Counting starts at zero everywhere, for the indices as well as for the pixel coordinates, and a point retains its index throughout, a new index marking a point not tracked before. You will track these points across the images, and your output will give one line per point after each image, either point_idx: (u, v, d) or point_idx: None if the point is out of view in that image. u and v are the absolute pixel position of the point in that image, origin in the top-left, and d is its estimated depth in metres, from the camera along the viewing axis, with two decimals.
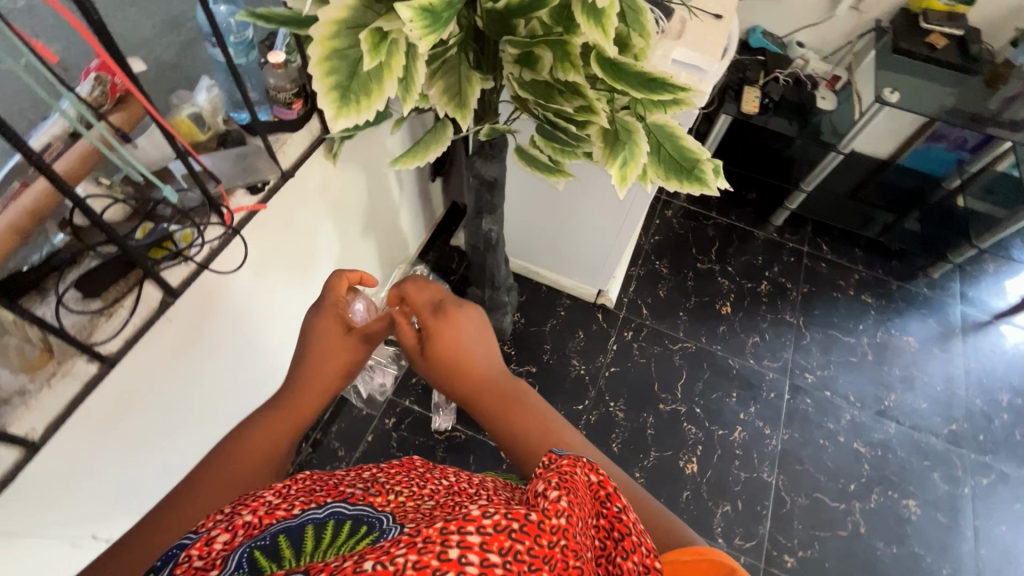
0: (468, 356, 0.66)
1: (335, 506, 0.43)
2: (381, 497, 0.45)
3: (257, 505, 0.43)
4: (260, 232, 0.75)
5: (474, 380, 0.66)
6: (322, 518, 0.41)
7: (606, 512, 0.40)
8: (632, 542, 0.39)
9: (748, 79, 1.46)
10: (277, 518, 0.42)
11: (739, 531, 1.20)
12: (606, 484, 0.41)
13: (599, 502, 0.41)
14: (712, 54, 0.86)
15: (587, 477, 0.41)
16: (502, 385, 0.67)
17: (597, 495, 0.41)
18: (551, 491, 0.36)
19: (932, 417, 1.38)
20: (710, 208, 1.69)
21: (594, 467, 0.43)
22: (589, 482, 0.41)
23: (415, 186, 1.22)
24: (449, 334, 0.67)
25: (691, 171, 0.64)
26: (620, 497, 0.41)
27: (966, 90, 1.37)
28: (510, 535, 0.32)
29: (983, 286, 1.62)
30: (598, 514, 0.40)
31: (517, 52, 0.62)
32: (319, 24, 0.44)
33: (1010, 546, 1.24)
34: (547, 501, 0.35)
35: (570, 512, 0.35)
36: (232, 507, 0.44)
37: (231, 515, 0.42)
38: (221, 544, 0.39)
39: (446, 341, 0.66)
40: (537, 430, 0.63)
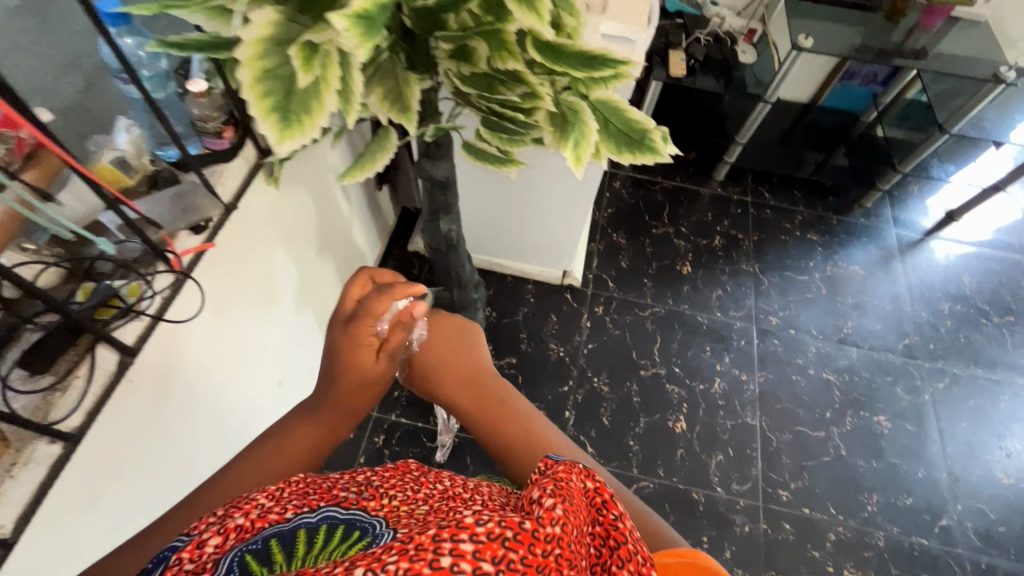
0: (456, 362, 0.71)
1: (327, 510, 0.42)
2: (375, 501, 0.45)
3: (249, 508, 0.41)
4: (213, 271, 0.71)
5: (458, 385, 0.69)
6: (315, 523, 0.41)
7: (603, 519, 0.40)
8: (627, 551, 0.38)
9: (672, 43, 1.49)
10: (269, 522, 0.40)
11: (735, 476, 1.25)
12: (603, 491, 0.42)
13: (596, 509, 0.41)
14: (638, 24, 0.87)
15: (583, 484, 0.41)
16: (485, 388, 0.68)
17: (594, 501, 0.41)
18: (547, 500, 0.36)
19: (886, 335, 1.48)
20: (655, 174, 1.73)
21: (590, 474, 0.43)
22: (586, 488, 0.41)
23: (361, 198, 1.19)
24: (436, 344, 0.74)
25: (642, 141, 0.65)
26: (617, 504, 0.41)
27: (870, 27, 1.45)
28: (503, 543, 0.31)
29: (910, 207, 1.74)
30: (595, 522, 0.40)
31: (450, 47, 0.61)
32: (244, 44, 0.42)
33: (972, 440, 1.34)
34: (543, 509, 0.35)
35: (565, 520, 0.34)
36: (225, 509, 0.42)
37: (224, 518, 0.40)
38: (213, 547, 0.38)
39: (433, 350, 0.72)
40: (515, 427, 0.63)
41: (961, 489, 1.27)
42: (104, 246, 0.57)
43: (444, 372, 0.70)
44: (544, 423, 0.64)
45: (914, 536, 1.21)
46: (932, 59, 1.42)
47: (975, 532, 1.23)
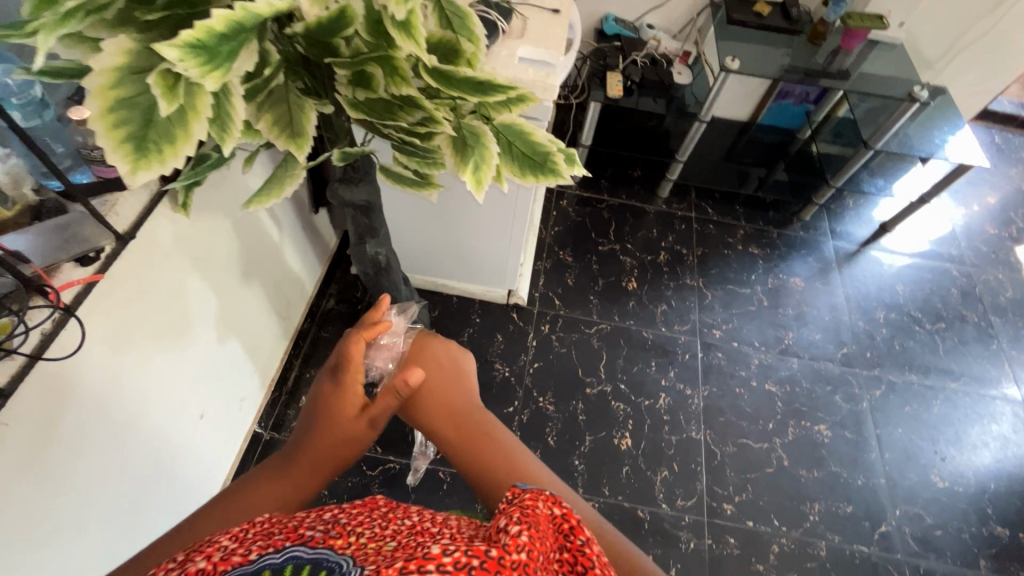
0: (445, 388, 0.68)
1: (294, 549, 0.39)
2: (342, 540, 0.41)
3: (211, 551, 0.38)
4: (107, 306, 0.68)
5: (444, 412, 0.66)
6: (280, 563, 0.36)
7: (570, 545, 0.39)
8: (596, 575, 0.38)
9: (609, 65, 1.53)
10: (233, 565, 0.37)
11: (680, 491, 1.25)
12: (570, 517, 0.42)
13: (562, 536, 0.40)
14: (555, 49, 0.88)
15: (549, 511, 0.42)
16: (471, 415, 0.66)
17: (561, 528, 0.41)
18: (514, 528, 0.37)
19: (825, 345, 1.51)
20: (601, 192, 1.75)
21: (556, 501, 0.44)
22: (551, 516, 0.42)
23: (294, 221, 1.17)
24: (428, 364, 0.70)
25: (544, 164, 0.65)
26: (583, 530, 0.41)
27: (796, 49, 1.51)
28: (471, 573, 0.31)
29: (847, 220, 1.80)
30: (562, 548, 0.39)
31: (347, 73, 0.60)
32: (95, 73, 0.40)
33: (908, 445, 1.38)
34: (509, 536, 0.36)
35: (531, 546, 0.35)
36: (185, 555, 0.39)
37: (185, 562, 0.37)
38: None
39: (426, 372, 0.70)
40: (496, 458, 0.60)
41: (899, 495, 1.30)
42: None
43: (433, 392, 0.69)
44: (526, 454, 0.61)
45: (855, 544, 1.23)
46: (855, 80, 1.50)
47: (913, 538, 1.25)
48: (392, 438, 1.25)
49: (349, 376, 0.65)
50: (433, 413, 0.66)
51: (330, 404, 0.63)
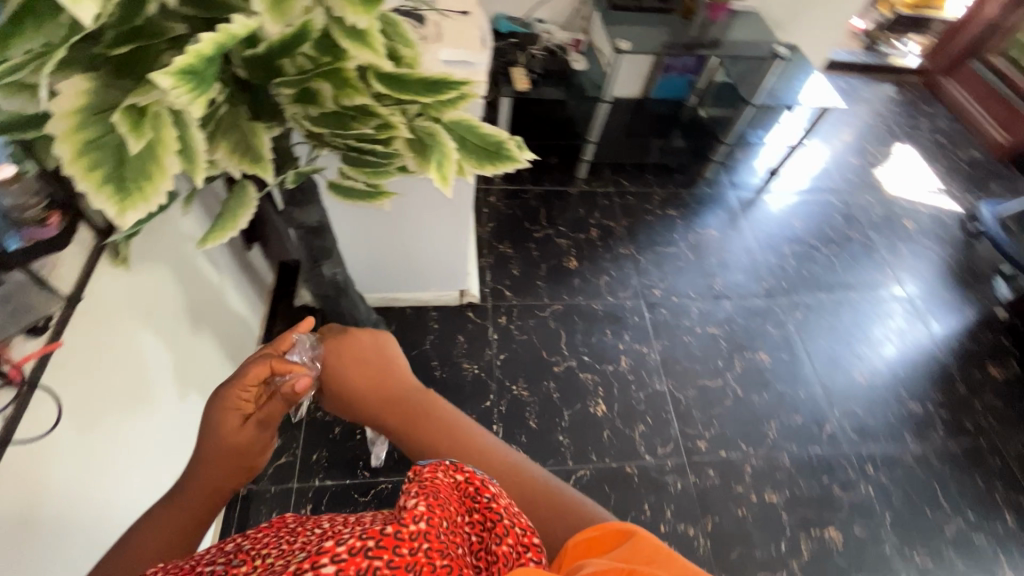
0: (373, 371, 0.68)
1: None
2: (246, 566, 0.35)
3: None
4: (67, 377, 0.62)
5: (374, 396, 0.66)
6: None
7: (478, 505, 0.41)
8: (503, 526, 0.40)
9: (511, 61, 1.60)
10: None
11: (658, 440, 1.35)
12: (473, 479, 0.43)
13: (469, 499, 0.42)
14: (474, 47, 0.92)
15: (452, 478, 0.42)
16: (406, 397, 0.65)
17: (466, 492, 0.42)
18: (409, 500, 0.37)
19: (748, 283, 1.69)
20: (525, 182, 1.82)
21: (458, 468, 0.44)
22: (454, 482, 0.42)
23: (229, 261, 1.11)
24: (350, 353, 0.70)
25: (498, 151, 0.69)
26: (489, 488, 0.42)
27: (672, 25, 1.67)
28: (366, 553, 0.30)
29: (742, 171, 2.01)
30: (470, 510, 0.41)
31: (293, 91, 0.60)
32: (56, 118, 0.39)
33: (831, 353, 1.58)
34: (409, 509, 0.36)
35: (432, 514, 0.35)
36: None
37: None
38: None
39: (349, 364, 0.69)
40: (442, 432, 0.60)
41: (834, 397, 1.49)
42: None
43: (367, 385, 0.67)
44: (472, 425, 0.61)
45: (810, 448, 1.39)
46: (726, 46, 1.68)
47: (852, 430, 1.44)
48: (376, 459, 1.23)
49: (231, 395, 0.58)
50: (363, 397, 0.67)
51: (211, 428, 0.57)
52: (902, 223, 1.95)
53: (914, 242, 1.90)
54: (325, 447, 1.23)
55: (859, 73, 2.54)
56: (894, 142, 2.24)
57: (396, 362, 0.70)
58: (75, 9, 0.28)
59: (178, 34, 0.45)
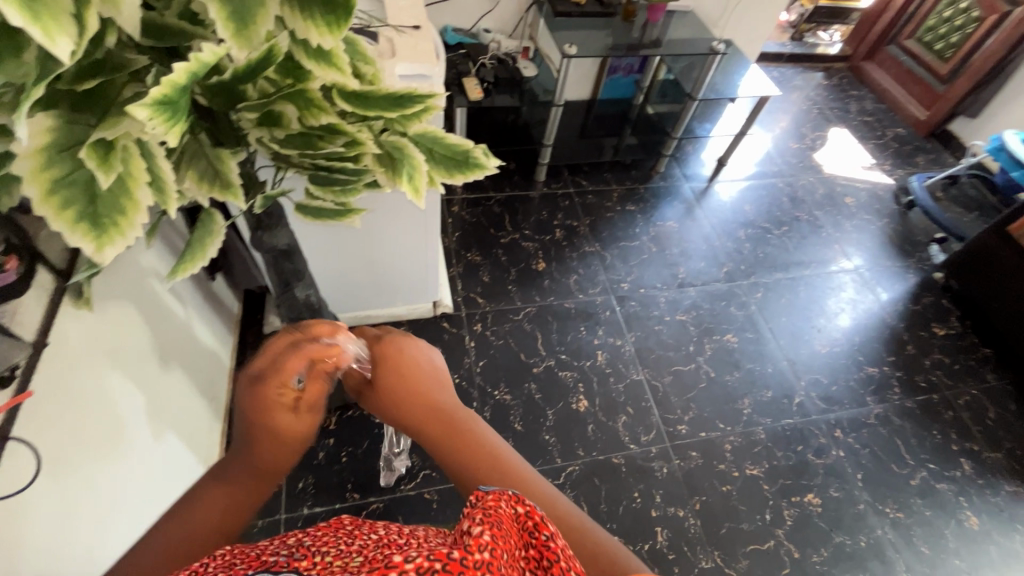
0: (424, 381, 0.61)
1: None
2: (307, 561, 0.37)
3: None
4: (39, 427, 0.60)
5: (423, 408, 0.59)
6: None
7: (535, 542, 0.40)
8: (559, 567, 0.39)
9: (463, 72, 1.62)
10: None
11: (641, 429, 1.38)
12: (534, 514, 0.43)
13: (527, 534, 0.41)
14: (429, 60, 0.94)
15: (513, 510, 0.42)
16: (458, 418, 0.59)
17: (525, 526, 0.41)
18: (474, 527, 0.38)
19: (710, 269, 1.76)
20: (487, 190, 1.84)
21: (519, 500, 0.44)
22: (515, 514, 0.42)
23: (194, 293, 1.08)
24: (397, 353, 0.62)
25: (466, 161, 0.70)
26: (548, 525, 0.42)
27: (614, 28, 1.74)
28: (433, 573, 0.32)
29: (693, 163, 2.09)
30: (527, 545, 0.40)
31: (256, 115, 0.59)
32: (22, 158, 0.38)
33: (793, 328, 1.66)
34: (471, 538, 0.36)
35: (494, 545, 0.36)
36: None
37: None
38: None
39: (395, 365, 0.61)
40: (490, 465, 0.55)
41: (800, 369, 1.57)
42: None
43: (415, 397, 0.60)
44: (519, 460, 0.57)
45: (782, 420, 1.46)
46: (667, 45, 1.75)
47: (819, 398, 1.52)
48: (365, 479, 1.21)
49: (276, 382, 0.52)
50: (409, 409, 0.59)
51: (258, 412, 0.51)
52: (843, 200, 2.07)
53: (856, 217, 2.02)
54: (312, 473, 1.21)
55: (790, 63, 2.69)
56: (828, 125, 2.38)
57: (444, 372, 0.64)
58: (53, 49, 0.28)
59: (143, 65, 0.44)
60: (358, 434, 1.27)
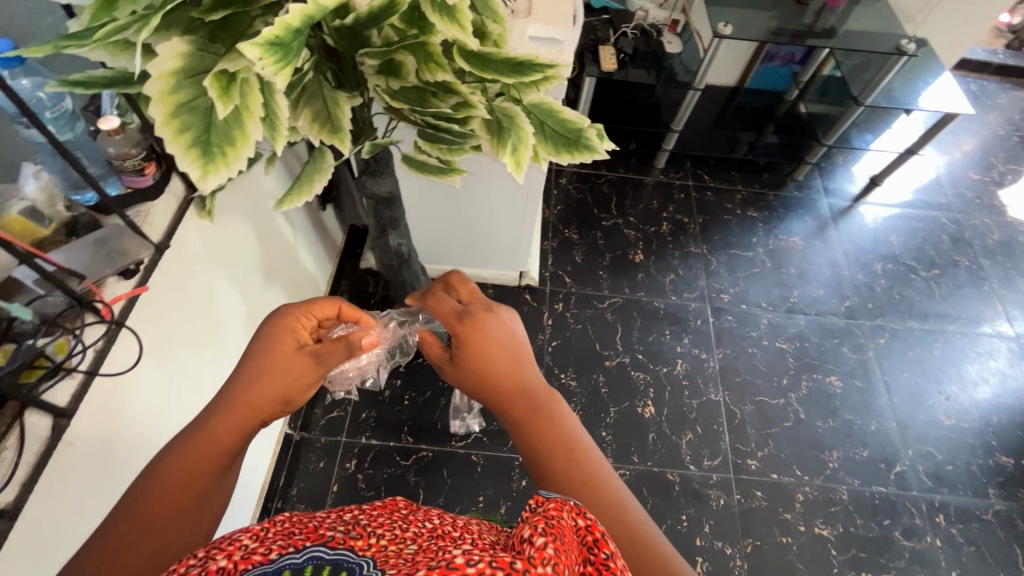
0: (498, 359, 0.60)
1: (314, 549, 0.39)
2: (362, 541, 0.42)
3: (232, 550, 0.39)
4: (150, 317, 0.67)
5: (494, 389, 0.60)
6: (300, 564, 0.38)
7: (595, 559, 0.39)
8: None
9: (601, 39, 1.52)
10: (253, 564, 0.38)
11: (705, 452, 1.29)
12: (593, 529, 0.41)
13: (586, 549, 0.40)
14: (564, 25, 0.88)
15: (574, 521, 0.40)
16: (528, 398, 0.58)
17: (585, 540, 0.40)
18: (537, 538, 0.36)
19: (829, 300, 1.56)
20: (599, 167, 1.76)
21: (581, 511, 0.42)
22: (576, 526, 0.40)
23: (305, 221, 1.15)
24: (472, 329, 0.62)
25: (578, 141, 0.65)
26: (609, 543, 0.40)
27: (783, 10, 1.53)
28: None
29: (839, 177, 1.84)
30: (586, 561, 0.39)
31: (377, 63, 0.59)
32: (153, 79, 0.40)
33: (914, 388, 1.44)
34: (533, 548, 0.35)
35: (557, 560, 0.34)
36: (206, 550, 0.40)
37: (205, 560, 0.38)
38: None
39: (475, 342, 0.61)
40: (558, 448, 0.54)
41: (911, 436, 1.36)
42: (15, 310, 0.50)
43: (486, 376, 0.60)
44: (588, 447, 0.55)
45: (874, 486, 1.29)
46: (842, 37, 1.52)
47: (926, 474, 1.31)
48: (421, 426, 1.26)
49: (294, 319, 0.61)
50: (482, 385, 0.60)
51: (264, 345, 0.58)
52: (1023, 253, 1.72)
53: None
54: (375, 408, 1.28)
55: (996, 76, 2.23)
56: None
57: (521, 344, 0.62)
58: None
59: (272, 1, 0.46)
60: (423, 382, 1.32)
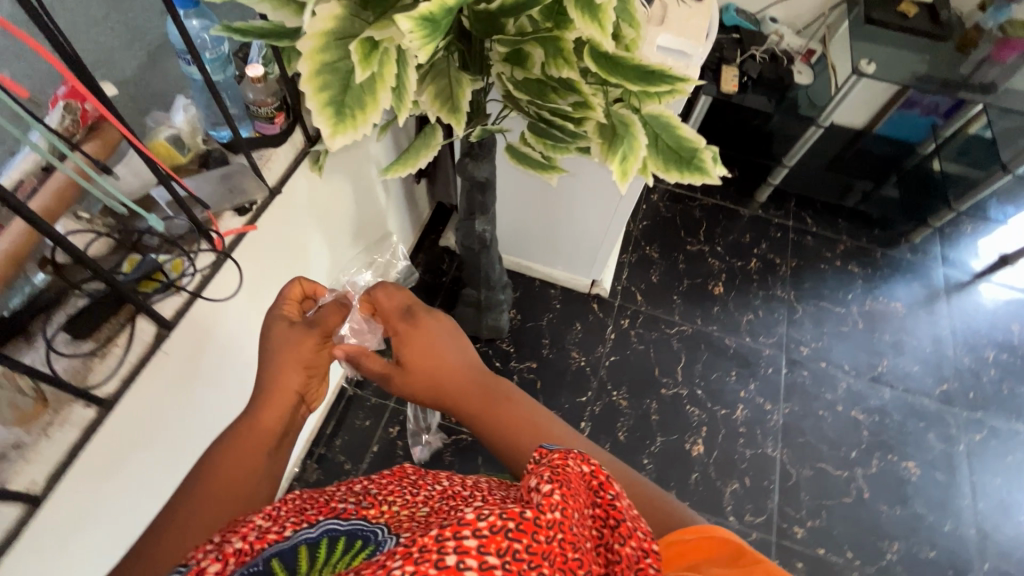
0: (440, 362, 0.65)
1: (328, 524, 0.41)
2: (375, 509, 0.45)
3: (246, 531, 0.39)
4: (251, 251, 0.72)
5: (454, 388, 0.65)
6: (317, 537, 0.40)
7: (601, 500, 0.40)
8: (627, 528, 0.39)
9: (726, 58, 1.45)
10: (269, 542, 0.38)
11: (749, 507, 1.22)
12: (599, 473, 0.41)
13: (593, 492, 0.40)
14: (696, 39, 0.85)
15: (580, 468, 0.41)
16: (485, 385, 0.65)
17: (590, 484, 0.40)
18: (544, 485, 0.36)
19: (923, 379, 1.41)
20: (695, 189, 1.69)
21: (586, 457, 0.42)
22: (582, 472, 0.40)
23: (399, 190, 1.19)
24: (421, 333, 0.67)
25: (690, 161, 0.63)
26: (614, 484, 0.41)
27: (938, 55, 1.39)
28: (507, 535, 0.32)
29: (961, 246, 1.66)
30: (594, 504, 0.40)
31: (506, 50, 0.60)
32: (306, 37, 0.42)
33: (1005, 497, 1.28)
34: (541, 494, 0.35)
35: (564, 504, 0.35)
36: (222, 535, 0.39)
37: (221, 544, 0.37)
38: (214, 574, 0.35)
39: (422, 344, 0.66)
40: (526, 427, 0.62)
41: (990, 547, 1.22)
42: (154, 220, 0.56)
43: (439, 378, 0.65)
44: (547, 414, 0.65)
45: None
46: (1002, 94, 1.36)
47: None
48: None
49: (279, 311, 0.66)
50: (441, 385, 0.65)
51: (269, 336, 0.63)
52: None
53: None
54: None
55: None
56: None
57: (460, 341, 0.68)
58: None
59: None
60: None
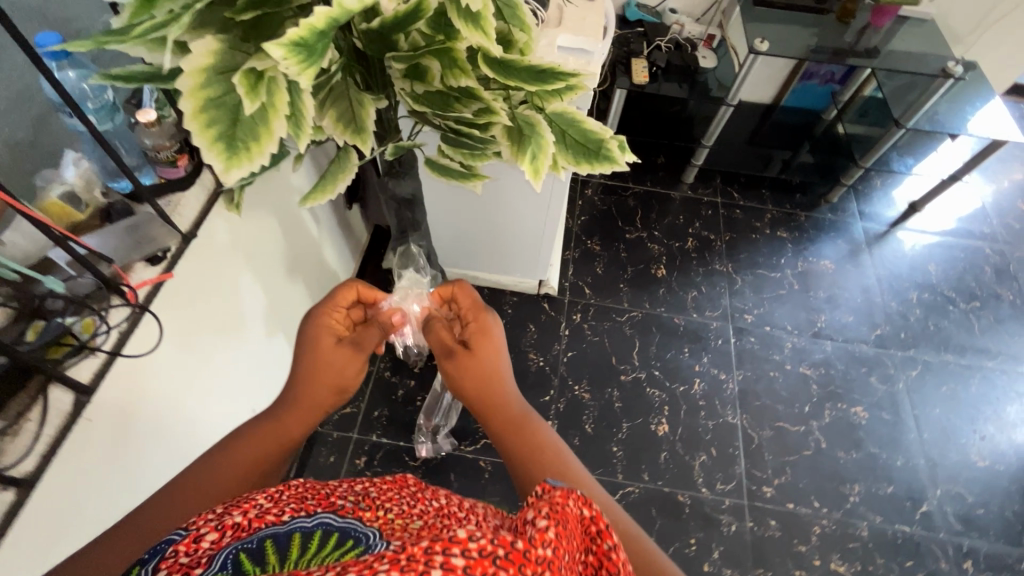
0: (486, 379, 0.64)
1: (324, 516, 0.42)
2: (371, 513, 0.44)
3: (248, 506, 0.41)
4: (174, 303, 0.69)
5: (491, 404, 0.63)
6: (311, 527, 0.40)
7: (597, 549, 0.36)
8: None
9: (634, 51, 1.52)
10: (267, 523, 0.40)
11: (719, 475, 1.26)
12: (599, 519, 0.37)
13: (589, 538, 0.36)
14: (594, 35, 0.88)
15: (580, 511, 0.37)
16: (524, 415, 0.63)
17: (588, 530, 0.36)
18: (540, 519, 0.33)
19: (858, 327, 1.50)
20: (626, 179, 1.75)
21: (588, 500, 0.38)
22: (581, 516, 0.36)
23: (331, 217, 1.17)
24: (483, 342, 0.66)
25: (598, 152, 0.65)
26: (612, 533, 0.37)
27: (824, 28, 1.50)
28: (494, 562, 0.29)
29: (875, 200, 1.78)
30: (587, 550, 0.36)
31: (403, 67, 0.60)
32: (184, 75, 0.41)
33: (946, 424, 1.37)
34: (535, 528, 0.32)
35: (557, 544, 0.32)
36: (225, 506, 0.41)
37: (222, 514, 0.39)
38: (210, 542, 0.37)
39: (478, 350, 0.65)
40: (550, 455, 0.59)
41: (940, 474, 1.30)
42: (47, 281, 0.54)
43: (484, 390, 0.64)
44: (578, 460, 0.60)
45: (897, 524, 1.23)
46: (884, 57, 1.48)
47: (954, 516, 1.25)
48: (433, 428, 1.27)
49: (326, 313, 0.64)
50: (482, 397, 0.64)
51: (307, 337, 0.62)
52: None
53: None
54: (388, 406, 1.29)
55: None
56: None
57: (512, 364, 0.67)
58: None
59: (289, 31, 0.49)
60: None
